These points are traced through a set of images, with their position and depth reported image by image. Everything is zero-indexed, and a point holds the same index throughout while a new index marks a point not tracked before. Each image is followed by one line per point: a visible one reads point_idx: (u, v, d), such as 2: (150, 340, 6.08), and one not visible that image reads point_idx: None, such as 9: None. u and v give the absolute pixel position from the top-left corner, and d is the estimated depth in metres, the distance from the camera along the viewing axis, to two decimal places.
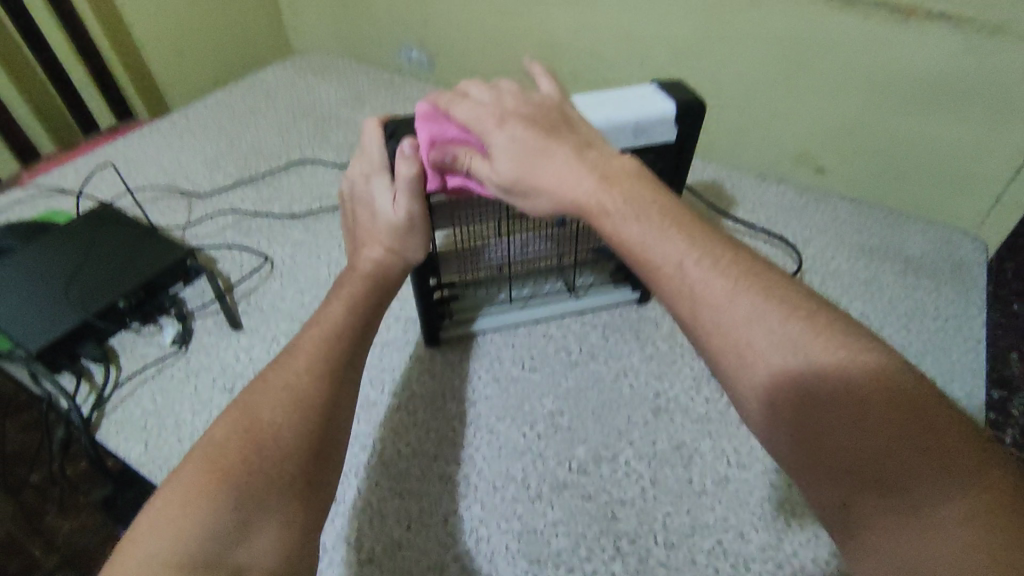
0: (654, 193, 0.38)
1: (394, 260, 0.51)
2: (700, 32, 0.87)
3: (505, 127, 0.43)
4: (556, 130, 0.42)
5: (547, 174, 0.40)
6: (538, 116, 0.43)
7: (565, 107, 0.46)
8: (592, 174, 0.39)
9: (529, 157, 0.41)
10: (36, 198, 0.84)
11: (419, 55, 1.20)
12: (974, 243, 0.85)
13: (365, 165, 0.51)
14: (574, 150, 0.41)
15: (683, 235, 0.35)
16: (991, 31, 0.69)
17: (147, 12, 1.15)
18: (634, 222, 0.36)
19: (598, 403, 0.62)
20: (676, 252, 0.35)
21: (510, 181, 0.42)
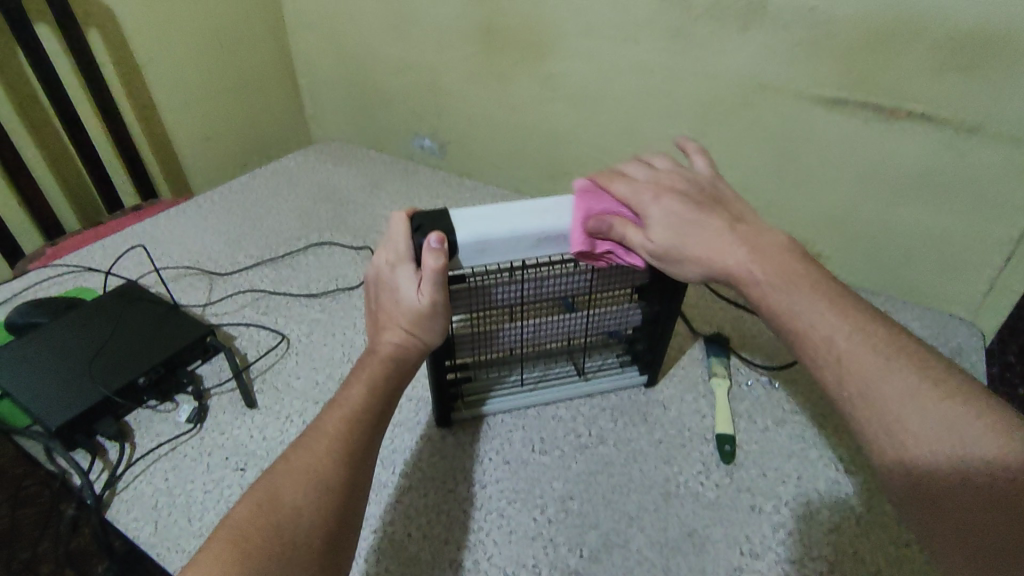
0: (801, 267, 0.47)
1: (413, 344, 0.53)
2: (696, 128, 0.93)
3: (659, 203, 0.53)
4: (706, 206, 0.52)
5: (696, 242, 0.50)
6: (694, 196, 0.54)
7: (715, 185, 0.56)
8: (744, 247, 0.49)
9: (683, 228, 0.51)
10: (64, 276, 0.88)
11: (431, 144, 1.27)
12: (970, 329, 0.87)
13: (390, 254, 0.53)
14: (721, 227, 0.50)
15: (828, 304, 0.44)
16: (969, 131, 0.74)
17: (181, 103, 1.24)
18: (784, 288, 0.46)
19: (608, 487, 0.62)
20: (831, 327, 0.43)
21: (667, 247, 0.51)
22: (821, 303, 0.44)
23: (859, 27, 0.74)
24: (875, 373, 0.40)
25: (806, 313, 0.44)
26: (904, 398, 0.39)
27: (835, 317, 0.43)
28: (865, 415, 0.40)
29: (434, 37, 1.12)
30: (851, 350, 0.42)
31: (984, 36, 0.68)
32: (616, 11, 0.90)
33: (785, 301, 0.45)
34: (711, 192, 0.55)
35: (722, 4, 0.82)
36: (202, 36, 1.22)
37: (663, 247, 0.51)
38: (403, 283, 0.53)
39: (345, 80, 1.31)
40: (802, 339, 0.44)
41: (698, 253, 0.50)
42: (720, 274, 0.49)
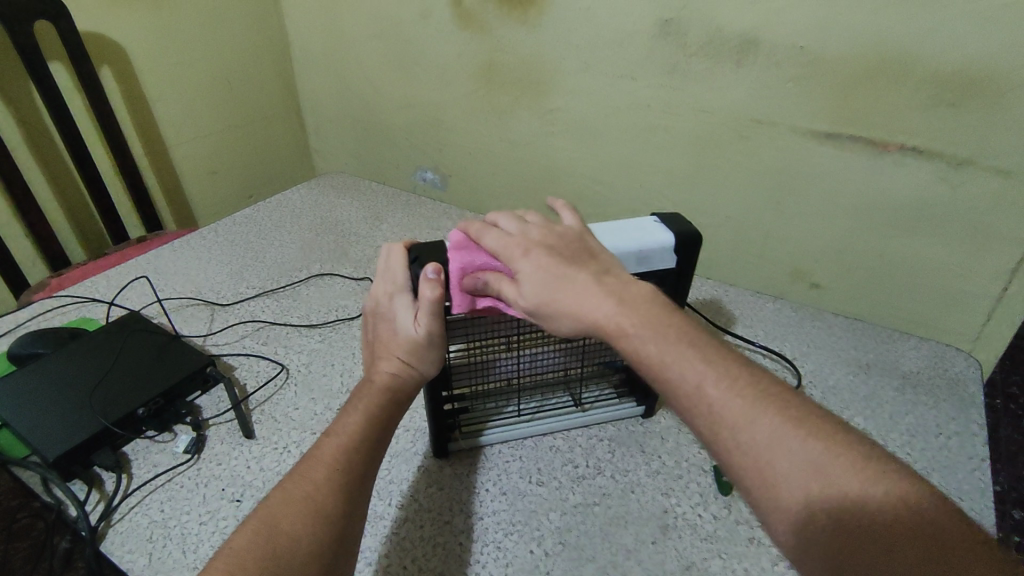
0: (669, 314, 0.42)
1: (409, 374, 0.54)
2: (692, 160, 0.95)
3: (529, 257, 0.48)
4: (575, 259, 0.47)
5: (567, 298, 0.44)
6: (561, 247, 0.49)
7: (584, 237, 0.51)
8: (610, 299, 0.43)
9: (552, 282, 0.45)
10: (69, 306, 0.89)
11: (433, 177, 1.30)
12: (969, 360, 0.87)
13: (388, 285, 0.55)
14: (591, 278, 0.45)
15: (700, 357, 0.39)
16: (960, 164, 0.76)
17: (189, 137, 1.27)
18: (653, 342, 0.40)
19: (606, 519, 0.61)
20: (698, 375, 0.39)
21: (535, 304, 0.46)
22: (698, 354, 0.39)
23: (848, 63, 0.77)
24: (754, 428, 0.36)
25: (675, 363, 0.39)
26: (790, 446, 0.35)
27: (702, 363, 0.39)
28: (752, 472, 0.36)
29: (437, 74, 1.15)
30: (720, 401, 0.37)
31: (970, 72, 0.70)
32: (613, 49, 0.93)
33: (661, 352, 0.40)
34: (579, 243, 0.50)
35: (715, 42, 0.84)
36: (211, 73, 1.26)
37: (538, 304, 0.46)
38: (400, 314, 0.53)
39: (349, 115, 1.34)
40: (673, 390, 0.39)
41: (570, 308, 0.44)
42: (590, 329, 0.44)
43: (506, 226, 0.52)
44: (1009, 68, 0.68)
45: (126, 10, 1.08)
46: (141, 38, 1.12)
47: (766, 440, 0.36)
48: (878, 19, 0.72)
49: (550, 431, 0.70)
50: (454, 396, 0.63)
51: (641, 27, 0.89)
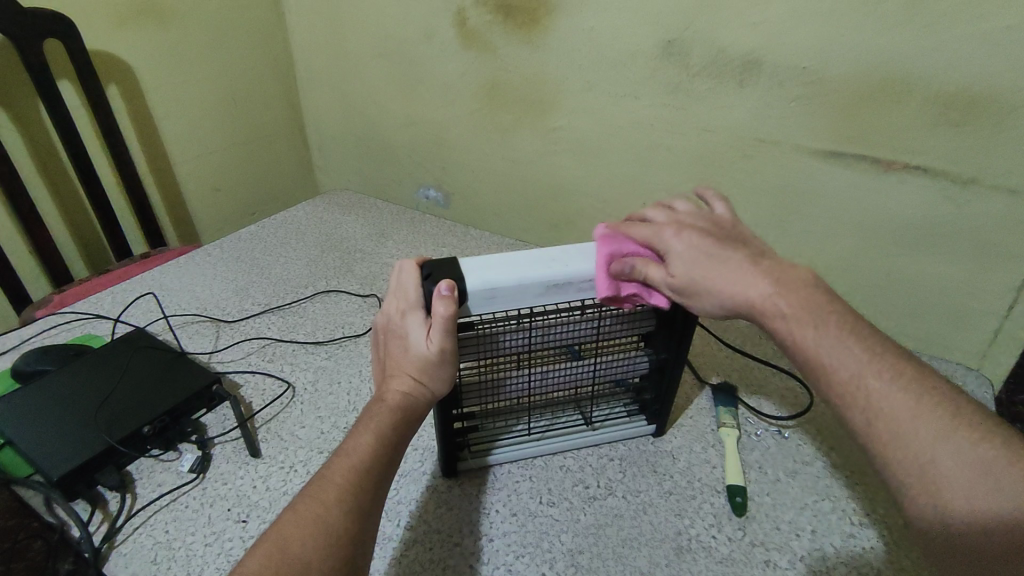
0: (827, 300, 0.46)
1: (420, 392, 0.53)
2: (696, 179, 0.96)
3: (681, 238, 0.53)
4: (729, 244, 0.52)
5: (717, 275, 0.49)
6: (715, 233, 0.53)
7: (737, 227, 0.55)
8: (768, 280, 0.48)
9: (703, 262, 0.50)
10: (73, 323, 0.89)
11: (437, 194, 1.30)
12: (978, 378, 0.87)
13: (401, 302, 0.54)
14: (746, 262, 0.49)
15: (860, 346, 0.43)
16: (964, 182, 0.76)
17: (194, 155, 1.28)
18: (812, 327, 0.44)
19: (618, 541, 0.60)
20: (857, 365, 0.42)
21: (686, 282, 0.51)
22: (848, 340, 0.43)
23: (852, 84, 0.77)
24: (910, 421, 0.39)
25: (831, 353, 0.43)
26: (933, 436, 0.38)
27: (866, 356, 0.42)
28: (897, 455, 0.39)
29: (441, 93, 1.16)
30: (885, 396, 0.40)
31: (973, 92, 0.71)
32: (616, 69, 0.94)
33: (809, 339, 0.44)
34: (734, 233, 0.54)
35: (719, 62, 0.85)
36: (217, 91, 1.27)
37: (686, 282, 0.51)
38: (412, 331, 0.53)
39: (354, 133, 1.35)
40: (830, 379, 0.42)
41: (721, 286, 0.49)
42: (742, 305, 0.48)
43: (659, 215, 0.57)
44: (1012, 87, 0.68)
45: (134, 29, 1.09)
46: (148, 57, 1.13)
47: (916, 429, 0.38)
48: (880, 40, 0.73)
49: (559, 450, 0.69)
50: (463, 415, 0.62)
51: (644, 47, 0.90)
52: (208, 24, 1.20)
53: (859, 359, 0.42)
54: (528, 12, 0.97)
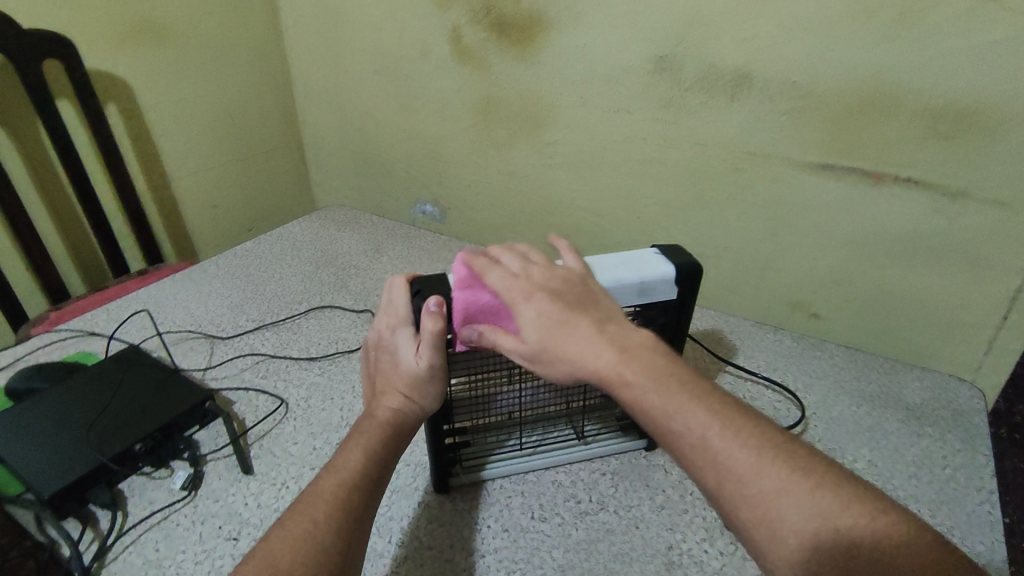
0: (671, 365, 0.43)
1: (409, 408, 0.54)
2: (689, 192, 0.96)
3: (532, 301, 0.48)
4: (578, 305, 0.47)
5: (568, 344, 0.45)
6: (564, 291, 0.49)
7: (585, 281, 0.51)
8: (612, 348, 0.43)
9: (555, 330, 0.46)
10: (68, 340, 0.89)
11: (433, 209, 1.31)
12: (972, 390, 0.87)
13: (390, 318, 0.55)
14: (592, 326, 0.45)
15: (700, 404, 0.40)
16: (954, 195, 0.77)
17: (191, 172, 1.28)
18: (655, 392, 0.41)
19: (611, 555, 0.60)
20: (700, 428, 0.39)
21: (536, 349, 0.47)
22: (696, 403, 0.40)
23: (841, 98, 0.78)
24: (754, 468, 0.37)
25: (681, 414, 0.40)
26: (781, 490, 0.36)
27: (712, 412, 0.40)
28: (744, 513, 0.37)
29: (437, 109, 1.17)
30: (728, 451, 0.38)
31: (961, 106, 0.72)
32: (610, 84, 0.95)
33: (658, 407, 0.40)
34: (581, 286, 0.50)
35: (710, 77, 0.86)
36: (215, 108, 1.28)
37: (540, 349, 0.46)
38: (401, 347, 0.53)
39: (351, 149, 1.37)
40: (676, 445, 0.39)
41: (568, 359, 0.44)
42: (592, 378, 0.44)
43: (510, 265, 0.52)
44: (998, 102, 0.70)
45: (134, 48, 1.10)
46: (147, 76, 1.14)
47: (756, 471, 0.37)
48: (869, 55, 0.74)
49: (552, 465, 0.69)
50: (455, 430, 0.62)
51: (637, 63, 0.91)
52: (207, 43, 1.22)
53: (693, 416, 0.39)
54: (523, 29, 0.99)
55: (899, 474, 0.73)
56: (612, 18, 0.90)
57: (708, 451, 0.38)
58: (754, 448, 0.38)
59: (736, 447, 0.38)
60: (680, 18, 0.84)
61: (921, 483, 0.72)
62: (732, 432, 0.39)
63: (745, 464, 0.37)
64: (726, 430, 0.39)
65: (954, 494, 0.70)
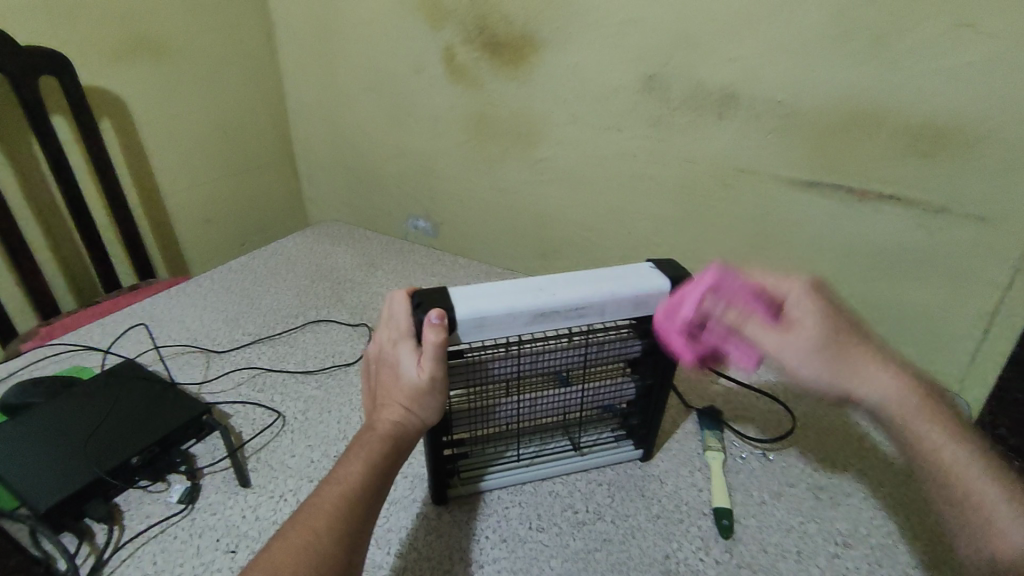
0: (930, 401, 0.53)
1: (410, 420, 0.54)
2: (678, 209, 0.99)
3: (815, 314, 0.56)
4: (850, 327, 0.56)
5: (844, 368, 0.54)
6: (834, 319, 0.56)
7: (844, 309, 0.59)
8: (891, 377, 0.54)
9: (846, 347, 0.55)
10: (62, 355, 0.89)
11: (426, 225, 1.32)
12: (956, 400, 0.89)
13: (392, 331, 0.55)
14: (871, 356, 0.55)
15: (952, 436, 0.51)
16: (936, 210, 0.79)
17: (185, 187, 1.29)
18: (922, 422, 0.52)
19: (608, 565, 0.60)
20: (951, 451, 0.50)
21: (802, 358, 0.55)
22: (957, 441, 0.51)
23: (826, 116, 0.81)
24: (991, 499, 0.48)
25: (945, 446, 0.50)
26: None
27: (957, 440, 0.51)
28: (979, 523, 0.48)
29: (430, 126, 1.19)
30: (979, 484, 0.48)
31: (939, 124, 0.75)
32: (601, 103, 0.98)
33: (925, 434, 0.51)
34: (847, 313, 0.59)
35: (698, 96, 0.89)
36: (210, 124, 1.29)
37: (815, 350, 0.55)
38: (404, 359, 0.54)
39: (345, 165, 1.38)
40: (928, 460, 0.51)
41: (859, 379, 0.54)
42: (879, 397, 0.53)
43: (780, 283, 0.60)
44: (974, 120, 0.72)
45: (128, 65, 1.11)
46: (142, 91, 1.15)
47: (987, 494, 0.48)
48: (850, 75, 0.77)
49: (549, 476, 0.70)
50: (454, 442, 0.63)
51: (626, 82, 0.93)
52: (203, 60, 1.23)
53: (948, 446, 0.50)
54: (515, 48, 1.01)
55: None
56: (602, 38, 0.92)
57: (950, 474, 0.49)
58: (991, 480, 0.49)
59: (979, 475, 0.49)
60: (668, 39, 0.87)
61: None
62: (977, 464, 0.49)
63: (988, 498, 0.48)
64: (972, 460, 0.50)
65: None
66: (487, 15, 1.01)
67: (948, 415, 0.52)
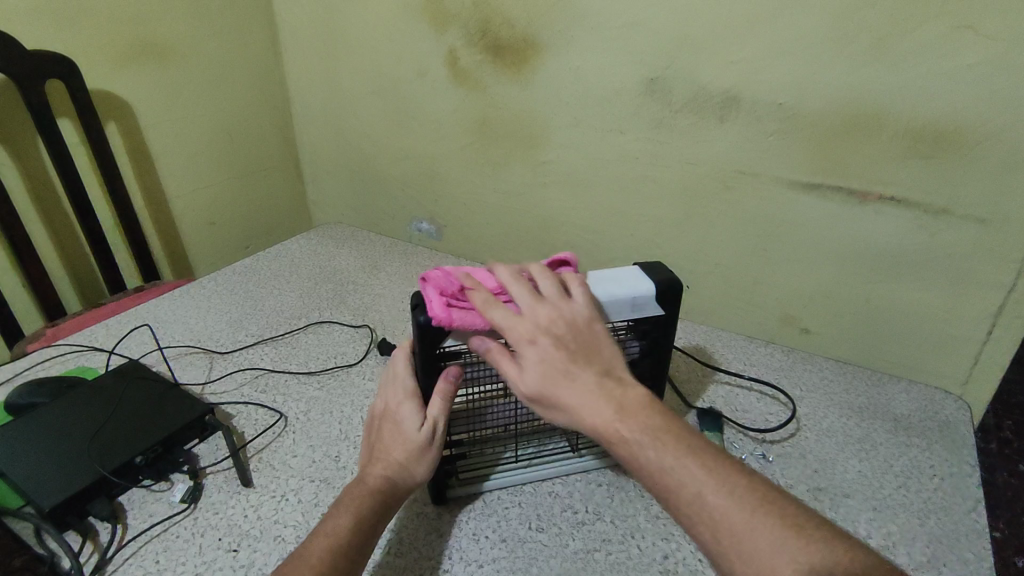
0: (612, 378, 0.49)
1: (403, 476, 0.56)
2: (680, 212, 0.99)
3: (535, 345, 0.49)
4: (576, 356, 0.49)
5: (567, 400, 0.47)
6: (567, 336, 0.50)
7: (587, 321, 0.51)
8: (605, 405, 0.46)
9: (554, 376, 0.48)
10: (68, 356, 0.89)
11: (429, 227, 1.33)
12: (958, 402, 0.89)
13: (397, 390, 0.59)
14: (590, 382, 0.48)
15: (620, 408, 0.46)
16: (936, 212, 0.79)
17: (188, 191, 1.30)
18: (591, 398, 0.47)
19: (607, 565, 0.61)
20: (609, 417, 0.46)
21: (536, 391, 0.49)
22: (645, 418, 0.46)
23: (827, 118, 0.81)
24: (674, 461, 0.43)
25: (636, 432, 0.45)
26: (716, 501, 0.41)
27: (704, 467, 0.43)
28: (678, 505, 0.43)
29: (433, 129, 1.20)
30: (716, 503, 0.41)
31: (941, 126, 0.75)
32: (602, 106, 0.98)
33: (619, 425, 0.46)
34: (582, 330, 0.51)
35: (699, 99, 0.89)
36: (214, 127, 1.30)
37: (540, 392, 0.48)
38: (406, 416, 0.57)
39: (349, 169, 1.39)
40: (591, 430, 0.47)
41: (571, 408, 0.47)
42: (588, 431, 0.47)
43: (545, 289, 0.54)
44: (976, 122, 0.72)
45: (135, 69, 1.13)
46: (148, 96, 1.16)
47: (744, 536, 0.40)
48: (850, 78, 0.77)
49: (549, 476, 0.70)
50: (451, 442, 0.63)
51: (628, 85, 0.94)
52: (207, 64, 1.24)
53: (673, 463, 0.43)
54: (517, 52, 1.02)
55: (888, 484, 0.74)
56: (602, 42, 0.93)
57: (691, 501, 0.42)
58: (685, 463, 0.43)
59: (676, 459, 0.43)
60: (669, 44, 0.88)
61: (910, 493, 0.73)
62: (699, 465, 0.43)
63: (715, 505, 0.41)
64: (652, 436, 0.45)
65: (943, 504, 0.72)
66: (489, 19, 1.02)
67: (652, 410, 0.47)
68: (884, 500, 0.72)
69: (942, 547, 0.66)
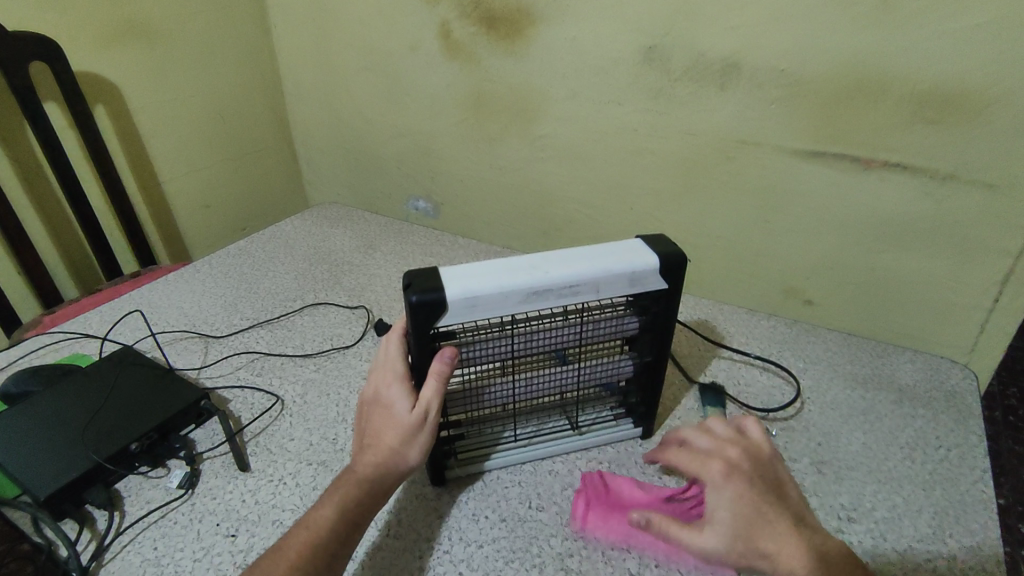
0: (761, 494, 0.52)
1: (396, 461, 0.54)
2: (681, 183, 0.97)
3: (727, 488, 0.52)
4: (758, 489, 0.52)
5: (735, 536, 0.50)
6: (754, 475, 0.53)
7: (763, 462, 0.55)
8: (750, 515, 0.50)
9: (744, 520, 0.50)
10: (61, 343, 0.89)
11: (426, 205, 1.31)
12: (964, 371, 0.88)
13: (388, 373, 0.57)
14: (754, 508, 0.51)
15: (761, 525, 0.50)
16: (943, 177, 0.77)
17: (180, 173, 1.28)
18: (740, 518, 0.50)
19: (608, 543, 0.60)
20: (749, 534, 0.50)
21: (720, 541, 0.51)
22: (781, 527, 0.50)
23: (832, 83, 0.78)
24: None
25: (776, 542, 0.49)
26: None
27: None
28: None
29: (426, 103, 1.17)
30: None
31: (949, 88, 0.72)
32: (599, 75, 0.95)
33: (765, 541, 0.49)
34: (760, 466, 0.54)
35: (699, 66, 0.86)
36: (205, 108, 1.27)
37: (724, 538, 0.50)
38: (397, 399, 0.56)
39: (343, 147, 1.36)
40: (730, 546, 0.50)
41: (733, 536, 0.50)
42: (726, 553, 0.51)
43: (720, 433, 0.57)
44: (987, 84, 0.70)
45: (119, 49, 1.09)
46: (135, 77, 1.13)
47: None
48: (856, 40, 0.74)
49: (548, 455, 0.70)
50: (449, 423, 0.63)
51: (626, 53, 0.91)
52: (194, 42, 1.21)
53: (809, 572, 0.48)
54: (512, 22, 0.99)
55: (892, 456, 0.74)
56: (599, 8, 0.90)
57: None
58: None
59: (809, 570, 0.48)
60: (668, 9, 0.84)
61: (915, 465, 0.72)
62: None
63: None
64: (793, 549, 0.49)
65: (948, 476, 0.71)
66: None
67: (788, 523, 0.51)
68: (890, 472, 0.71)
69: (947, 519, 0.66)
